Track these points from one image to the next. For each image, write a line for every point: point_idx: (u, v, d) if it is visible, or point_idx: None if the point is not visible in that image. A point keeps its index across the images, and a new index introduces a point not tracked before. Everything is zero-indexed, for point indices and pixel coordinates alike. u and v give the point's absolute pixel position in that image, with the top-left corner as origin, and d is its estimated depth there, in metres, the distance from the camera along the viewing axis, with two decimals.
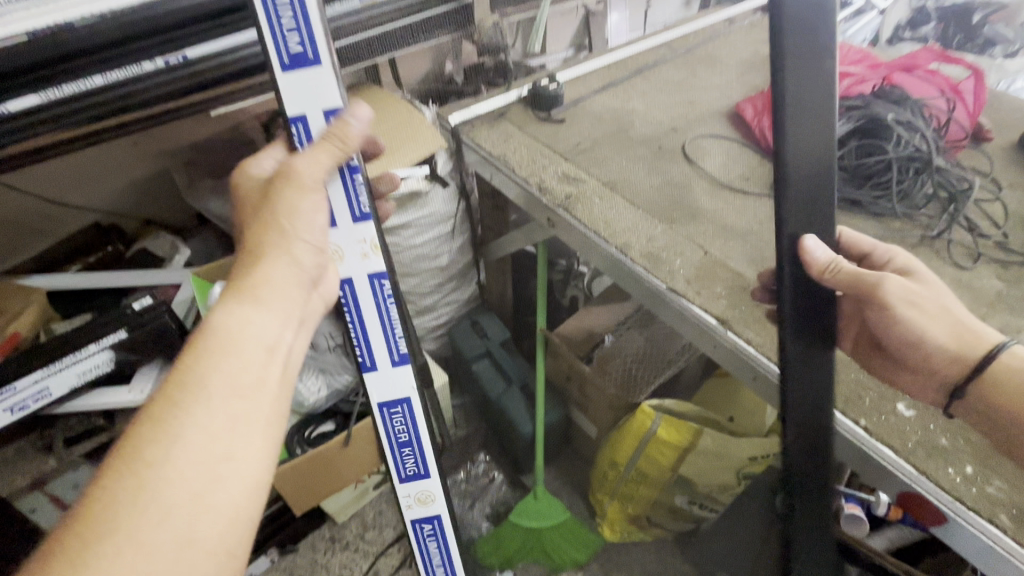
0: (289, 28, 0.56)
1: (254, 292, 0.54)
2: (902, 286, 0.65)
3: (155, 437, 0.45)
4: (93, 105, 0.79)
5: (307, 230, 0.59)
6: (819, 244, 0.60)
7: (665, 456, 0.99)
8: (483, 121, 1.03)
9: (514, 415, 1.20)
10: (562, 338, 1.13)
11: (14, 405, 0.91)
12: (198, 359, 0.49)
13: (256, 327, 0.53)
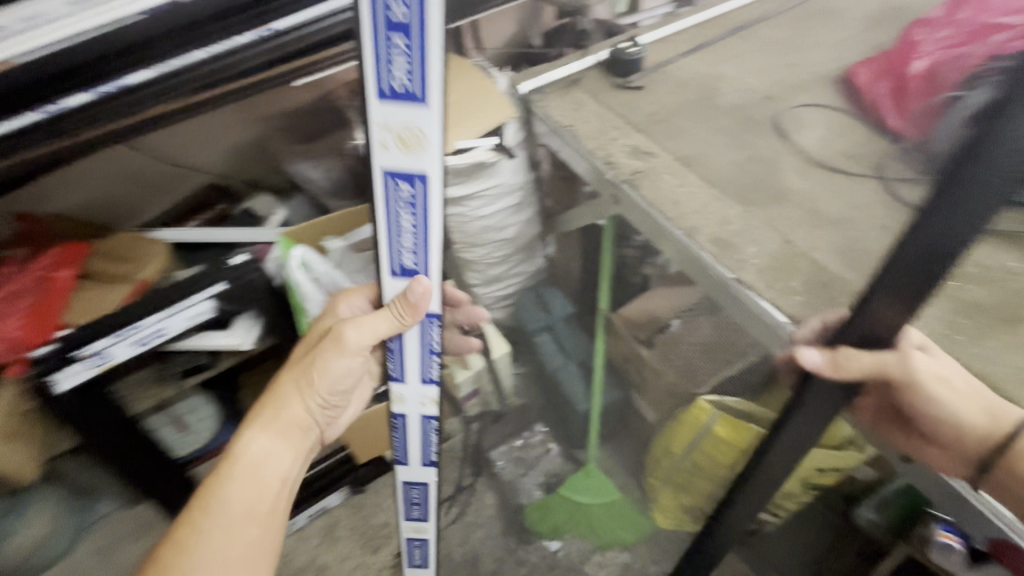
0: (407, 239, 0.62)
1: (275, 420, 0.82)
2: (931, 367, 0.60)
3: (189, 541, 0.70)
4: (195, 77, 0.86)
5: (329, 386, 0.84)
6: (817, 351, 0.62)
7: (724, 454, 0.96)
8: (554, 88, 1.00)
9: (571, 392, 1.24)
10: (624, 319, 1.12)
11: (139, 341, 1.05)
12: (217, 484, 0.75)
13: (275, 458, 0.80)
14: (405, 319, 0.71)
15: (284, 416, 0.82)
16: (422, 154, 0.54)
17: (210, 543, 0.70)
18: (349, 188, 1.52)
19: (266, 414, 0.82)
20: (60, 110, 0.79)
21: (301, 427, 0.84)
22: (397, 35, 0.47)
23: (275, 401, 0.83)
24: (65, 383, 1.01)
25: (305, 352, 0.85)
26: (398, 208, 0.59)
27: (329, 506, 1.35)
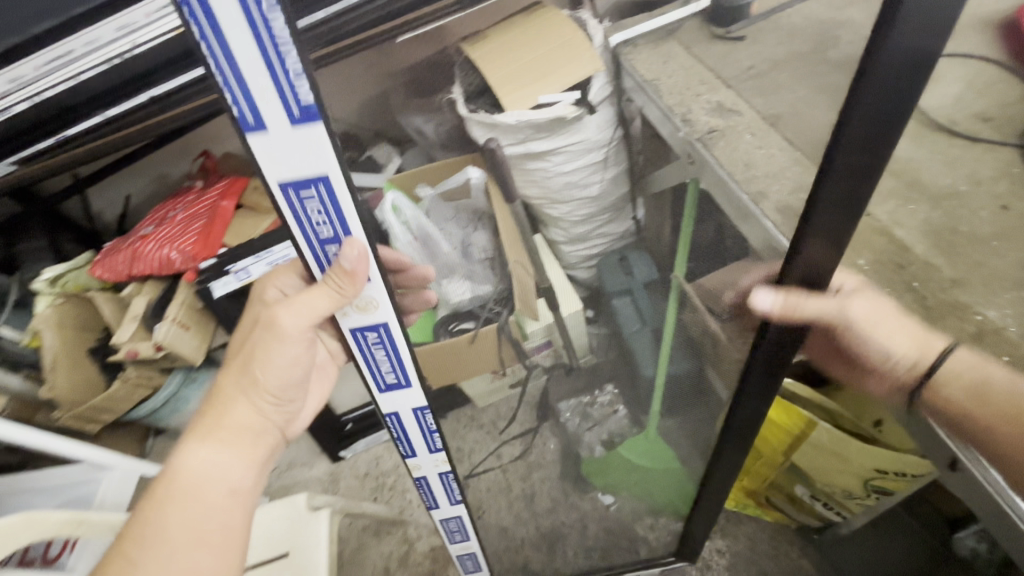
0: (385, 367, 0.85)
1: (227, 426, 0.88)
2: (862, 308, 0.86)
3: (131, 557, 0.81)
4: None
5: (274, 381, 0.90)
6: (768, 297, 0.82)
7: (779, 433, 1.19)
8: (647, 42, 0.91)
9: (639, 355, 1.21)
10: (702, 291, 1.02)
11: (273, 261, 1.27)
12: (160, 500, 0.84)
13: (225, 464, 0.87)
14: (344, 290, 0.73)
15: (235, 419, 0.88)
16: (375, 312, 0.77)
17: (174, 533, 0.83)
18: None
19: (209, 422, 0.87)
20: None
21: (252, 432, 0.90)
22: (329, 243, 0.68)
23: (223, 408, 0.88)
24: (220, 289, 1.30)
25: (235, 354, 0.89)
26: (372, 347, 0.83)
27: None
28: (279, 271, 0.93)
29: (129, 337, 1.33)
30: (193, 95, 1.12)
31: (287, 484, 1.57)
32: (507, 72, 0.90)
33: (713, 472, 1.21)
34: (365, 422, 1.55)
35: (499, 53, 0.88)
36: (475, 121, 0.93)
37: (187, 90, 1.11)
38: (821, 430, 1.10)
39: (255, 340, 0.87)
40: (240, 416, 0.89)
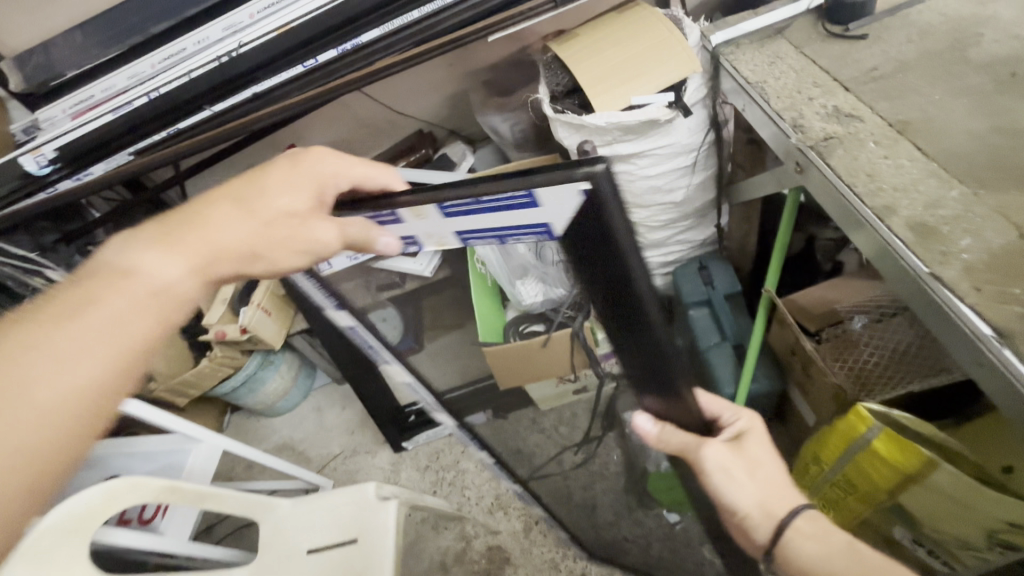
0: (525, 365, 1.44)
1: (273, 217, 0.53)
2: (718, 457, 0.66)
3: (80, 306, 0.43)
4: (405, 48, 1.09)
5: (281, 251, 0.53)
6: (645, 421, 0.71)
7: (879, 475, 0.79)
8: (752, 41, 0.89)
9: (718, 374, 1.15)
10: (794, 309, 0.98)
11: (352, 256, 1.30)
12: (97, 287, 0.45)
13: (207, 242, 0.49)
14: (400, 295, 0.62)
15: (284, 250, 0.54)
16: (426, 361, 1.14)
17: (64, 345, 0.42)
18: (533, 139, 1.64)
19: (195, 242, 0.49)
20: (317, 64, 1.10)
21: (298, 246, 0.54)
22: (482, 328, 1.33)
23: (291, 180, 0.55)
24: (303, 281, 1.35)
25: (278, 180, 0.54)
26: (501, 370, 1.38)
27: (474, 423, 1.56)
28: (328, 153, 0.58)
29: (217, 320, 1.39)
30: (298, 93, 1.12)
31: (352, 469, 1.63)
32: (596, 75, 0.98)
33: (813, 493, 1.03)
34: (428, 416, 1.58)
35: (589, 56, 1.00)
36: (566, 123, 0.98)
37: (291, 88, 1.11)
38: (944, 471, 0.72)
39: (284, 213, 0.53)
40: (314, 247, 0.55)
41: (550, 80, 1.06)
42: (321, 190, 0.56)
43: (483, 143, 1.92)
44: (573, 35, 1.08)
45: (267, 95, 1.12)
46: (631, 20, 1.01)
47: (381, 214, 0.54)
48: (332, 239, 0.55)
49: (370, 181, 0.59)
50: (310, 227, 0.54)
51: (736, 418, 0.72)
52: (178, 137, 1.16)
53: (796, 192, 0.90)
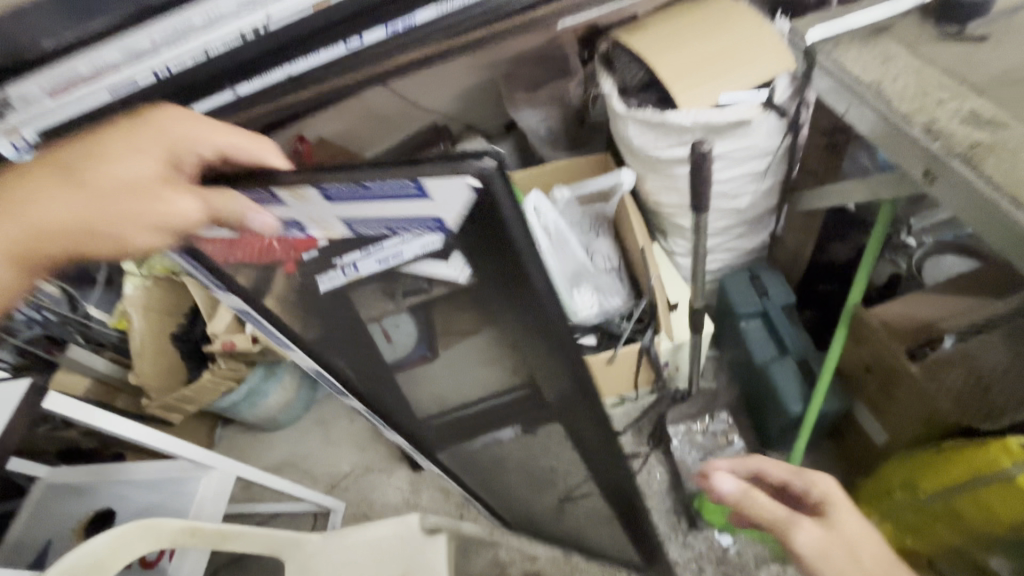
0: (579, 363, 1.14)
1: (105, 189, 0.44)
2: (813, 538, 0.64)
3: None
4: (459, 31, 0.99)
5: (138, 231, 0.44)
6: (724, 482, 0.72)
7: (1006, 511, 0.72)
8: (854, 38, 0.83)
9: (781, 390, 1.09)
10: (882, 325, 0.92)
11: None
12: None
13: (37, 210, 0.45)
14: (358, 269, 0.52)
15: (135, 224, 0.44)
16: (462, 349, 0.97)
17: None
18: (562, 137, 1.56)
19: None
20: (361, 45, 0.97)
21: (160, 224, 0.44)
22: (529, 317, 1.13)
23: (138, 145, 0.46)
24: None
25: (133, 149, 0.46)
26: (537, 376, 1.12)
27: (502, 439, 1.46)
28: (186, 112, 0.47)
29: (225, 328, 1.25)
30: (336, 77, 1.00)
31: (365, 488, 1.50)
32: (680, 69, 0.90)
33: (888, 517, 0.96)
34: None
35: (669, 48, 0.92)
36: (645, 119, 0.90)
37: (328, 71, 0.99)
38: None
39: (134, 187, 0.45)
40: (175, 219, 0.43)
41: (619, 73, 0.98)
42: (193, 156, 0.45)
43: (500, 139, 1.83)
44: (642, 25, 1.00)
45: (300, 78, 0.99)
46: (710, 11, 0.94)
47: (257, 194, 0.42)
48: (192, 212, 0.43)
49: (237, 160, 0.44)
50: (163, 199, 0.43)
51: (806, 482, 0.73)
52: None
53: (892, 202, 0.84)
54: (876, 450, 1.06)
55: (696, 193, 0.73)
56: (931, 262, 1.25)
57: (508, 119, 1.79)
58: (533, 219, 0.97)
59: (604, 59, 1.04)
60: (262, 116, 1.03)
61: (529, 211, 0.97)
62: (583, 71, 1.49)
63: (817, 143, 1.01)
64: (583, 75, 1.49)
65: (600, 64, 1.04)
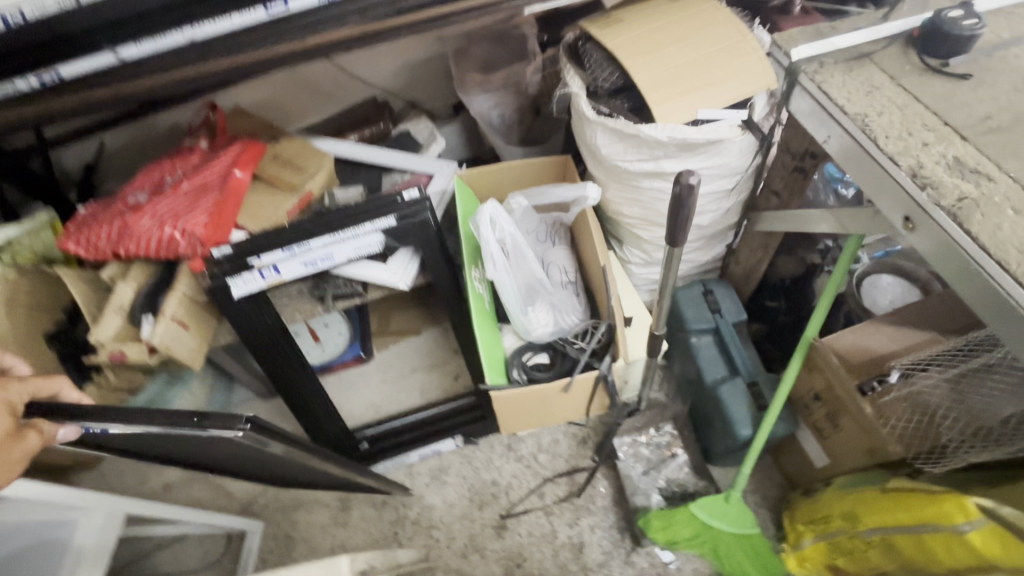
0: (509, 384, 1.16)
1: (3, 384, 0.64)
2: None
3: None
4: (408, 6, 0.84)
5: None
6: None
7: (950, 558, 0.72)
8: (839, 60, 0.78)
9: (731, 412, 1.07)
10: (836, 357, 0.92)
11: (307, 261, 1.04)
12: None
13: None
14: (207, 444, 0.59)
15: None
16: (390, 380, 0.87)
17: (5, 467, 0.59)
18: (515, 127, 1.44)
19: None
20: (286, 12, 0.80)
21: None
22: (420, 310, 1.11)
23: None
24: (237, 290, 1.04)
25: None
26: None
27: (441, 450, 1.37)
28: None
29: (114, 336, 1.04)
30: (254, 46, 0.82)
31: (287, 505, 1.36)
32: (655, 75, 0.81)
33: (827, 539, 0.96)
34: (383, 442, 1.36)
35: (645, 50, 0.83)
36: (616, 130, 0.81)
37: (244, 39, 0.81)
38: None
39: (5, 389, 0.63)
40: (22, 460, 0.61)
41: (590, 72, 0.88)
42: (11, 411, 0.63)
43: (447, 121, 1.68)
44: (616, 20, 0.90)
45: (207, 44, 0.81)
46: (687, 12, 0.86)
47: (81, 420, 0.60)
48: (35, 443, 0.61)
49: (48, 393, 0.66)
50: (19, 448, 0.61)
51: None
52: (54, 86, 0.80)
53: (860, 239, 0.80)
54: (816, 472, 1.08)
55: (674, 229, 0.65)
56: (870, 281, 1.28)
57: (456, 100, 1.64)
58: (487, 233, 0.87)
59: (572, 53, 0.94)
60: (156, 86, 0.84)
61: (484, 224, 0.86)
62: (541, 56, 1.37)
63: (783, 164, 0.97)
64: (541, 61, 1.37)
65: (568, 59, 0.94)
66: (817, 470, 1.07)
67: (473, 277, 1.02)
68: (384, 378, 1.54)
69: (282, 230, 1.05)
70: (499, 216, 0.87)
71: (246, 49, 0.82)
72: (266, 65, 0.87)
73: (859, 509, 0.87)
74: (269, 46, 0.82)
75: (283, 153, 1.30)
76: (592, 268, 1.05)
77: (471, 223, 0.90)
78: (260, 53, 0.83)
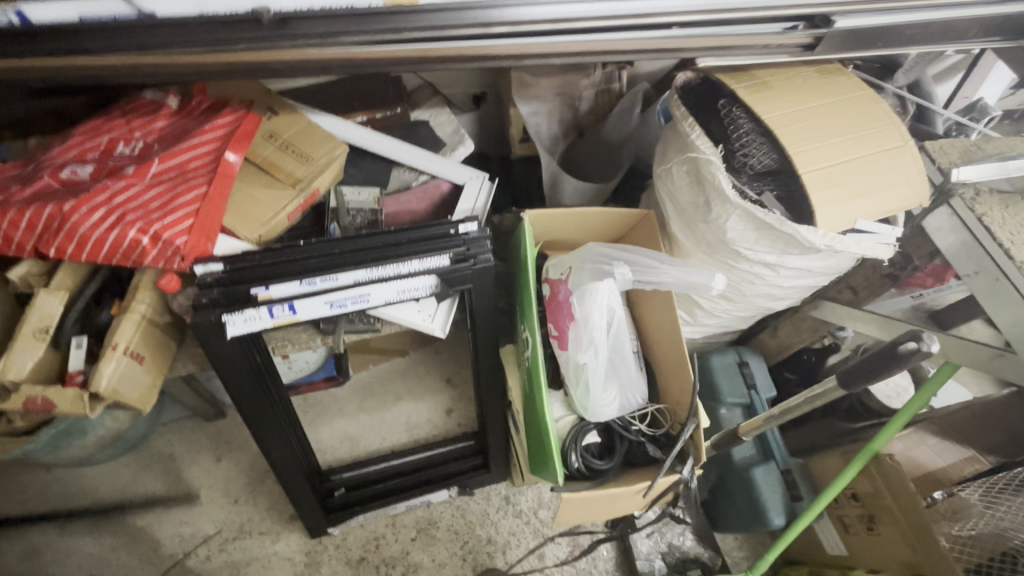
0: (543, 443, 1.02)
1: None
2: None
3: None
4: (520, 31, 0.71)
5: None
6: None
7: None
8: (993, 191, 0.74)
9: (766, 498, 1.05)
10: (892, 467, 0.93)
11: (336, 301, 0.81)
12: None
13: None
14: None
15: None
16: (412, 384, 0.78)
17: None
18: (558, 144, 1.26)
19: None
20: None
21: None
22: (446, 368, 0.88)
23: None
24: (235, 330, 0.77)
25: None
26: None
27: (430, 500, 1.21)
28: None
29: (31, 372, 0.74)
30: (338, 37, 0.67)
31: (238, 560, 1.14)
32: (817, 167, 0.71)
33: None
34: (362, 489, 1.17)
35: (805, 135, 0.73)
36: (771, 222, 0.71)
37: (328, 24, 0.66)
38: None
39: None
40: None
41: (734, 143, 0.78)
42: None
43: (464, 112, 1.44)
44: (764, 84, 0.79)
45: (285, 22, 0.66)
46: (845, 97, 0.77)
47: None
48: None
49: None
50: None
51: None
52: (67, 46, 0.65)
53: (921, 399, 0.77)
54: (828, 558, 1.10)
55: (860, 377, 0.58)
56: None
57: (479, 90, 1.41)
58: (597, 313, 0.81)
59: (704, 110, 0.81)
60: (193, 59, 0.67)
61: (597, 304, 0.81)
62: (601, 70, 1.20)
63: (874, 266, 0.96)
64: (598, 76, 1.20)
65: (697, 115, 0.82)
66: (825, 555, 1.10)
67: (536, 338, 0.90)
68: (361, 406, 1.33)
69: (303, 255, 0.82)
70: (612, 299, 0.82)
71: (327, 37, 0.67)
72: (342, 61, 0.71)
73: None
74: (356, 42, 0.68)
75: (282, 131, 0.99)
76: (661, 342, 0.94)
77: (576, 298, 0.83)
78: (342, 47, 0.68)
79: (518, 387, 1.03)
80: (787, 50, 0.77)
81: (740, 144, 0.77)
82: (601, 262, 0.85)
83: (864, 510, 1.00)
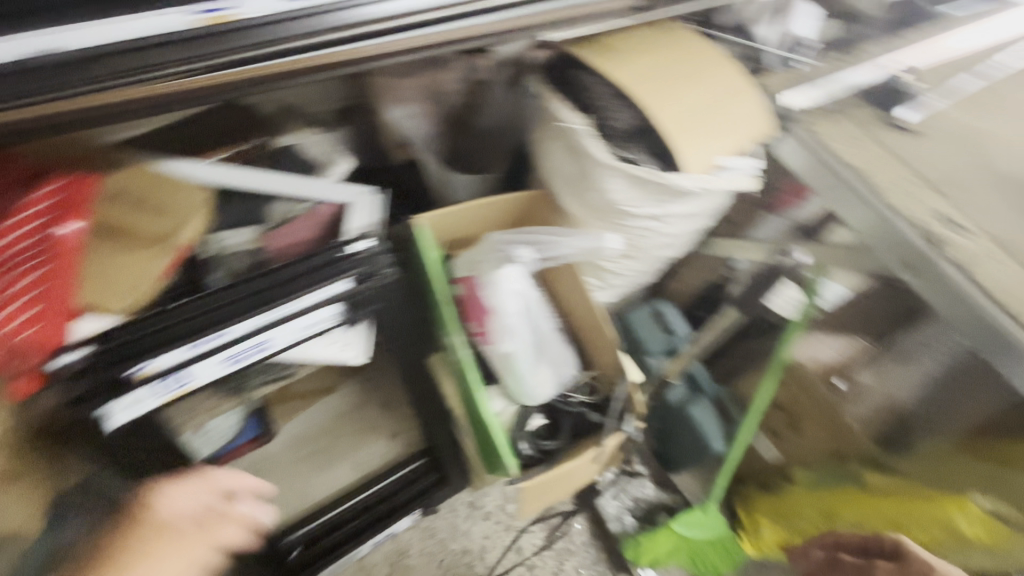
0: None
1: None
2: None
3: None
4: (366, 35, 0.69)
5: None
6: None
7: (932, 538, 0.86)
8: (819, 112, 0.84)
9: (705, 431, 1.13)
10: (801, 371, 1.03)
11: (235, 355, 0.77)
12: None
13: None
14: None
15: None
16: None
17: None
18: (436, 143, 1.24)
19: None
20: None
21: None
22: None
23: None
24: (118, 418, 0.72)
25: None
26: None
27: (396, 531, 1.16)
28: None
29: None
30: (156, 72, 0.62)
31: None
32: (674, 116, 0.77)
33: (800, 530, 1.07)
34: (321, 542, 1.10)
35: (659, 89, 0.79)
36: (642, 175, 0.76)
37: (144, 59, 0.61)
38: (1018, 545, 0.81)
39: None
40: None
41: (599, 109, 0.81)
42: None
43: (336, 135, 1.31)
44: (611, 50, 0.82)
45: (100, 61, 0.59)
46: (685, 49, 0.83)
47: None
48: None
49: None
50: None
51: None
52: None
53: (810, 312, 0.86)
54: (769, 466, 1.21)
55: None
56: None
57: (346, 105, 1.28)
58: (506, 301, 0.84)
59: (564, 82, 0.85)
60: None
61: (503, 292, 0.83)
62: None
63: None
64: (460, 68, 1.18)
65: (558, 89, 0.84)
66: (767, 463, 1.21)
67: (460, 341, 0.88)
68: (297, 458, 1.24)
69: (181, 318, 0.73)
70: (518, 283, 0.85)
71: (144, 74, 0.61)
72: (182, 92, 0.65)
73: (842, 506, 0.98)
74: (179, 77, 0.63)
75: (133, 185, 0.88)
76: (579, 314, 0.97)
77: (485, 290, 0.85)
78: (166, 84, 0.63)
79: (456, 392, 1.01)
80: (627, 12, 0.81)
81: (605, 108, 0.81)
82: (502, 250, 0.86)
83: (788, 417, 1.11)
